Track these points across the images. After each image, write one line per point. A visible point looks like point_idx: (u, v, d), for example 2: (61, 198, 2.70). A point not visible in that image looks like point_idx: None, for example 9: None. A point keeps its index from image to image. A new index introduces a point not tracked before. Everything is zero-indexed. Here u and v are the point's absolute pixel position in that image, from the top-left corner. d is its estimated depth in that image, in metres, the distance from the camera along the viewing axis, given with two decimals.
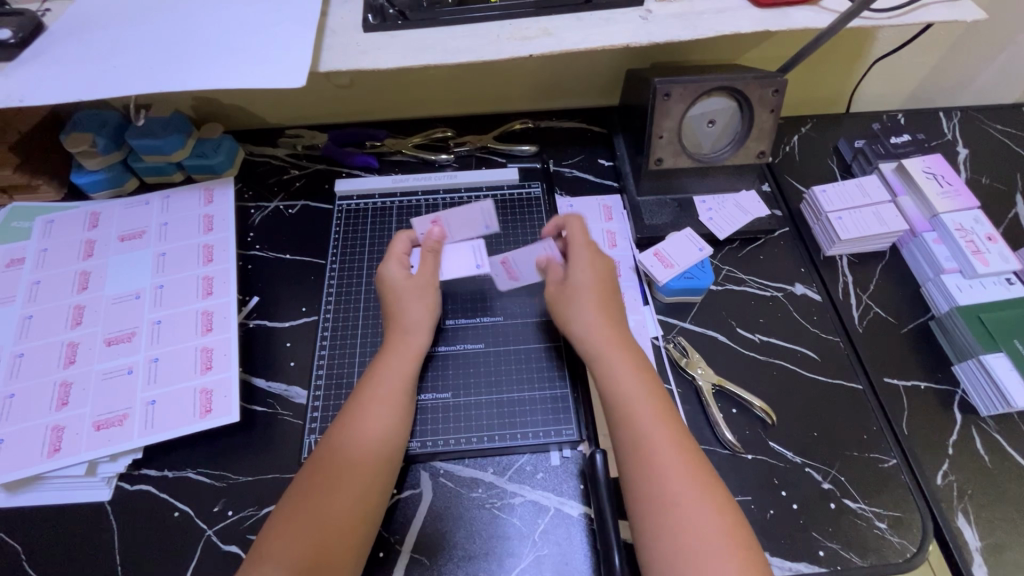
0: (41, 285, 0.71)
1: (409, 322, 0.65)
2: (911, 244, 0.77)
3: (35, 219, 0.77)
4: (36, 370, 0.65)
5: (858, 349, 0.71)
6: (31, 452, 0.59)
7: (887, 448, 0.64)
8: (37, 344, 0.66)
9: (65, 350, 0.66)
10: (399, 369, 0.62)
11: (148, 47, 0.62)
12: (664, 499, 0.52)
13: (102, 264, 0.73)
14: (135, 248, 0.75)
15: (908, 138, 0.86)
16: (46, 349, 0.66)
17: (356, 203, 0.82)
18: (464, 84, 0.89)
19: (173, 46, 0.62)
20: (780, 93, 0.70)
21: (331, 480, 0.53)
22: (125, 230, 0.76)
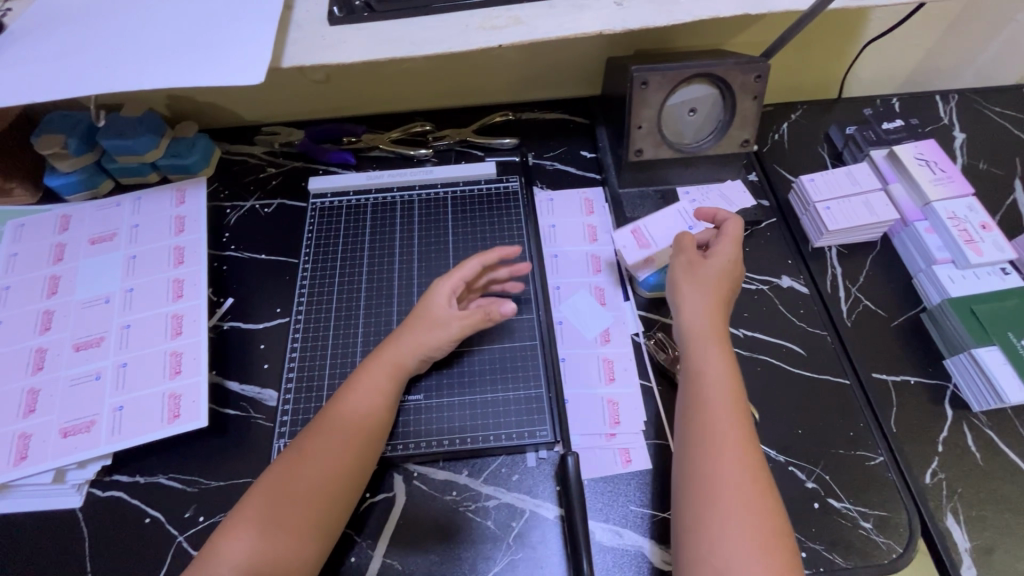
0: (11, 290, 0.71)
1: (402, 342, 0.62)
2: (903, 234, 0.74)
3: (7, 223, 0.77)
4: (4, 377, 0.64)
5: (846, 343, 0.69)
6: None
7: (875, 446, 0.62)
8: (5, 350, 0.66)
9: (34, 356, 0.65)
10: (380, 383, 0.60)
11: (106, 44, 0.60)
12: (711, 463, 0.51)
13: (73, 268, 0.72)
14: (106, 251, 0.74)
15: (901, 123, 0.83)
16: (14, 355, 0.66)
17: (331, 201, 0.81)
18: (443, 76, 0.87)
19: (132, 43, 0.60)
20: (762, 79, 0.68)
21: (302, 475, 0.54)
22: (96, 233, 0.75)
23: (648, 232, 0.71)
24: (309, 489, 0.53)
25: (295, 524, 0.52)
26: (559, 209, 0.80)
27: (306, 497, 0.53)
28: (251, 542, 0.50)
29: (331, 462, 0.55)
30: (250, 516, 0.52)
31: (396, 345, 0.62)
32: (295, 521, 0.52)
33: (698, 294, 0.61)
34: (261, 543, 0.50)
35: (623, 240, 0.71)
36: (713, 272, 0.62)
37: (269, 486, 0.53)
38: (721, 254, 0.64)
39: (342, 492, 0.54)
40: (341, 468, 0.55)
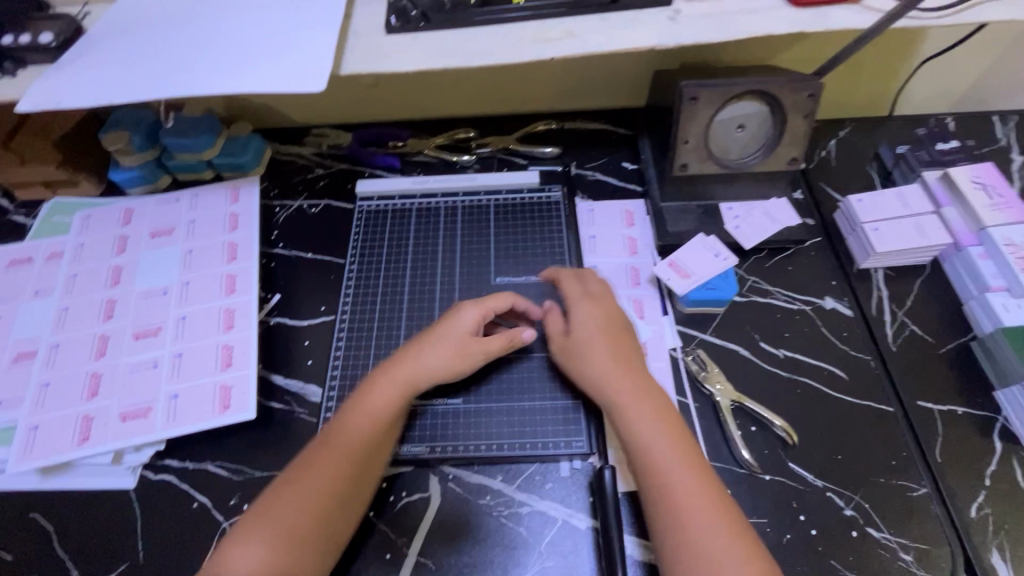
0: (77, 278, 0.75)
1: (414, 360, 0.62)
2: (955, 258, 0.72)
3: (74, 214, 0.81)
4: (70, 361, 0.68)
5: (890, 368, 0.68)
6: (63, 440, 0.63)
7: (918, 476, 0.61)
8: (71, 335, 0.70)
9: (97, 342, 0.69)
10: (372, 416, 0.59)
11: (178, 49, 0.63)
12: (676, 529, 0.51)
13: (134, 259, 0.76)
14: (165, 244, 0.77)
15: (956, 144, 0.80)
16: (80, 340, 0.69)
17: (377, 204, 0.83)
18: (489, 85, 0.88)
19: (202, 48, 0.63)
20: (815, 97, 0.67)
21: (295, 498, 0.54)
22: (156, 227, 0.79)
23: (682, 261, 0.71)
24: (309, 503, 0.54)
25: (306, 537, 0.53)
26: (600, 221, 0.80)
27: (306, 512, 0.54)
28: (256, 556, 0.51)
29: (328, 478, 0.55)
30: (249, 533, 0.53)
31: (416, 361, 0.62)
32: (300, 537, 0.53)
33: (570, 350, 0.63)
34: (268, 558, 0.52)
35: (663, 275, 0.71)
36: (585, 334, 0.63)
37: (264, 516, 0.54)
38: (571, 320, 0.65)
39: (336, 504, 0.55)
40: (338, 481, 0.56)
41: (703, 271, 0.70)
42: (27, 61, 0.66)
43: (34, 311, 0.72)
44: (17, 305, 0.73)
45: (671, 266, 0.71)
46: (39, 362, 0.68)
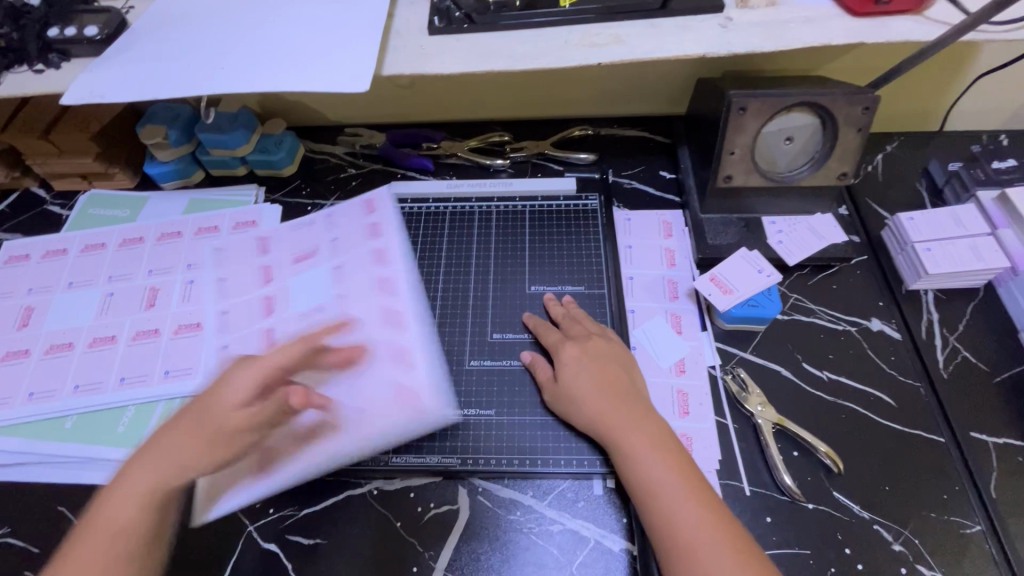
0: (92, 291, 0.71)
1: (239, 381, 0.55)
2: (1010, 283, 0.69)
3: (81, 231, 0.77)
4: (102, 371, 0.64)
5: (941, 396, 0.65)
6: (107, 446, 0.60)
7: (971, 512, 0.58)
8: (99, 345, 0.66)
9: (128, 348, 0.66)
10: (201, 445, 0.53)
11: (221, 45, 0.63)
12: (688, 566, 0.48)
13: (148, 266, 0.72)
14: (179, 248, 0.74)
15: (1012, 163, 0.77)
16: (107, 353, 0.66)
17: (409, 206, 0.82)
18: (526, 88, 0.87)
19: (244, 45, 0.62)
20: (870, 110, 0.65)
21: (145, 475, 0.51)
22: (166, 232, 0.76)
23: (724, 276, 0.69)
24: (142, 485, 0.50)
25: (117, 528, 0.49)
26: (636, 230, 0.78)
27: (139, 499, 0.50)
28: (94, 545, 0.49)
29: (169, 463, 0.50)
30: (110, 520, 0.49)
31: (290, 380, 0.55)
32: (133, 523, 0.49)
33: (576, 376, 0.61)
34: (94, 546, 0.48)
35: (704, 288, 0.68)
36: (585, 364, 0.61)
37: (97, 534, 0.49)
38: (573, 352, 0.62)
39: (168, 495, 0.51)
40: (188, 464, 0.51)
41: (748, 286, 0.67)
42: (71, 53, 0.66)
43: (70, 302, 0.70)
44: (51, 295, 0.70)
45: (713, 281, 0.68)
46: (77, 353, 0.66)
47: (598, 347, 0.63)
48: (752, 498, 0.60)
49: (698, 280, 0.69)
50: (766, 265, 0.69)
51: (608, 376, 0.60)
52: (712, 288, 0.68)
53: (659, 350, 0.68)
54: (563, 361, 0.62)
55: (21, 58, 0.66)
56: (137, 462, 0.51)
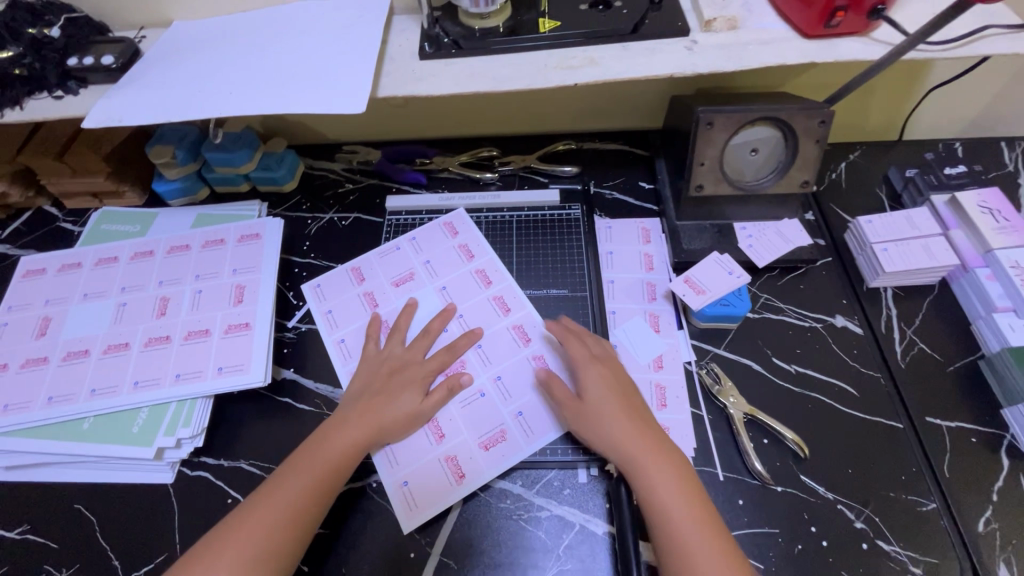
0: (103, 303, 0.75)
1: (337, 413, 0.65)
2: (963, 280, 0.74)
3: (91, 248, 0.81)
4: (113, 378, 0.68)
5: (900, 385, 0.70)
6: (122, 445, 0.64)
7: (927, 491, 0.62)
8: (111, 354, 0.70)
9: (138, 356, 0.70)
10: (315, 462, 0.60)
11: (229, 71, 0.68)
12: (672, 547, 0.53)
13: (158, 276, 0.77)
14: (185, 259, 0.78)
15: (963, 169, 0.83)
16: (120, 360, 0.70)
17: (404, 218, 0.87)
18: (513, 106, 0.93)
19: (250, 71, 0.68)
20: (826, 123, 0.70)
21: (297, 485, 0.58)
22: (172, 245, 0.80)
23: (697, 278, 0.74)
24: (286, 504, 0.57)
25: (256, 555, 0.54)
26: (617, 237, 0.83)
27: (285, 520, 0.56)
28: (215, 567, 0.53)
29: (309, 489, 0.58)
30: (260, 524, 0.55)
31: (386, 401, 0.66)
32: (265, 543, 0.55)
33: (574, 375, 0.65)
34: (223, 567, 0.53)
35: (679, 290, 0.73)
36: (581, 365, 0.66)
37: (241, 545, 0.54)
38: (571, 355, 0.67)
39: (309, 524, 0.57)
40: (327, 478, 0.60)
41: (719, 287, 0.72)
42: (88, 80, 0.72)
43: (86, 313, 0.74)
44: (68, 306, 0.75)
45: (687, 282, 0.74)
46: (93, 360, 0.70)
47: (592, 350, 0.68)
48: (725, 482, 0.64)
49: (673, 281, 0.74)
50: (737, 268, 0.75)
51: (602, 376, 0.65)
52: (686, 289, 0.73)
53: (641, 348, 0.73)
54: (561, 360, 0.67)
55: (41, 86, 0.72)
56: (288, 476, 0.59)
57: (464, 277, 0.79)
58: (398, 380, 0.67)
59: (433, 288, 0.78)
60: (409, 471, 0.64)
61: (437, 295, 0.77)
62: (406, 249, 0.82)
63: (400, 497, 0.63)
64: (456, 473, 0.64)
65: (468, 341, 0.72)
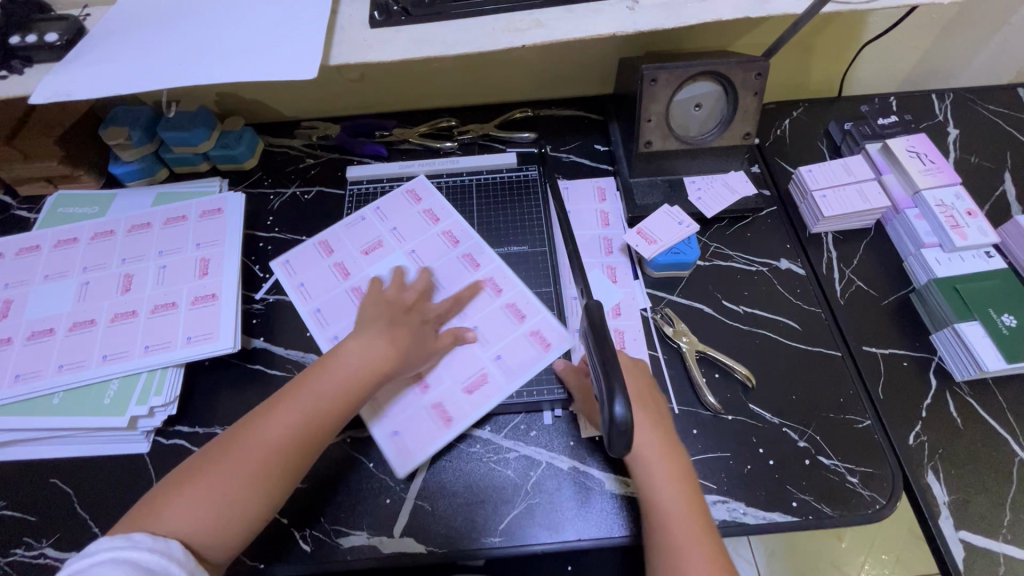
0: (64, 284, 0.75)
1: (346, 345, 0.61)
2: (894, 221, 0.79)
3: (48, 230, 0.80)
4: (81, 353, 0.69)
5: (839, 319, 0.75)
6: (94, 418, 0.65)
7: (863, 410, 0.68)
8: (78, 331, 0.71)
9: (104, 331, 0.70)
10: (326, 395, 0.58)
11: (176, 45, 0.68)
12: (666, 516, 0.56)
13: (118, 255, 0.77)
14: (144, 237, 0.78)
15: (895, 119, 0.88)
16: (86, 336, 0.70)
17: (365, 187, 0.89)
18: (468, 75, 0.94)
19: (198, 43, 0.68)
20: (763, 76, 0.74)
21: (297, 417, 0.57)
22: (132, 223, 0.80)
23: (649, 229, 0.78)
24: (279, 438, 0.56)
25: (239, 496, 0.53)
26: (574, 197, 0.87)
27: (274, 458, 0.55)
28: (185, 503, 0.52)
29: (303, 430, 0.57)
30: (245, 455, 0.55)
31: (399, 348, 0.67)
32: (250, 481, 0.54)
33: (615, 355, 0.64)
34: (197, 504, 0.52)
35: (632, 241, 0.77)
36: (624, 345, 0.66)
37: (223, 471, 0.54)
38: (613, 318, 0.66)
39: (282, 484, 0.55)
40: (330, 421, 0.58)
41: (670, 237, 0.77)
42: (33, 58, 0.71)
43: (47, 293, 0.74)
44: (29, 287, 0.75)
45: (640, 233, 0.77)
46: (59, 338, 0.70)
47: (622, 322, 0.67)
48: (681, 415, 0.68)
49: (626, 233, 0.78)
50: (686, 218, 0.79)
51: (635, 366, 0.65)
52: (639, 239, 0.77)
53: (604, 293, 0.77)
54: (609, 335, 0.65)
55: None
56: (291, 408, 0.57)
57: (432, 241, 0.81)
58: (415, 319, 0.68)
59: (405, 251, 0.80)
60: (389, 400, 0.68)
61: (406, 258, 0.79)
62: (376, 215, 0.84)
63: (377, 420, 0.67)
64: (440, 407, 0.67)
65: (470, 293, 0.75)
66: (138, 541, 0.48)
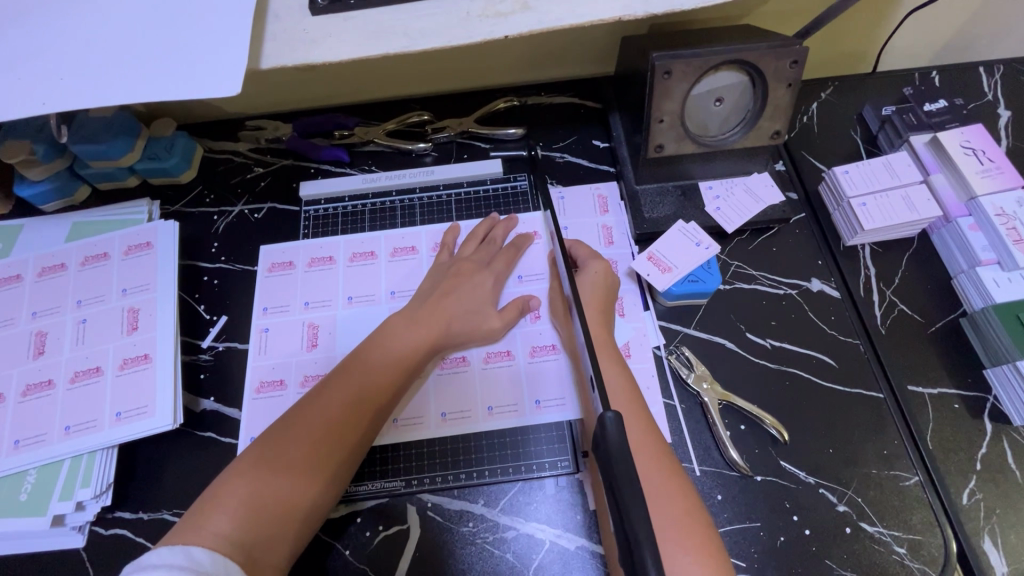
0: None
1: (394, 321, 0.60)
2: (943, 231, 0.68)
3: None
4: None
5: (879, 352, 0.65)
6: (12, 516, 0.56)
7: (909, 465, 0.59)
8: None
9: (18, 406, 0.60)
10: (387, 360, 0.57)
11: (42, 34, 0.51)
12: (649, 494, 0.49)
13: (30, 308, 0.65)
14: (60, 284, 0.67)
15: (943, 104, 0.75)
16: None
17: (324, 207, 0.75)
18: (440, 60, 0.79)
19: (76, 33, 0.51)
20: (799, 63, 0.61)
21: (356, 384, 0.55)
22: (43, 265, 0.68)
23: (662, 253, 0.66)
24: (343, 404, 0.53)
25: (309, 471, 0.50)
26: (571, 209, 0.74)
27: (338, 422, 0.52)
28: (258, 491, 0.47)
29: (365, 394, 0.54)
30: (308, 425, 0.51)
31: (452, 299, 0.62)
32: (320, 465, 0.50)
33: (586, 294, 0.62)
34: (270, 492, 0.48)
35: (643, 269, 0.66)
36: (588, 284, 0.63)
37: (287, 440, 0.50)
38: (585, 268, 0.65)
39: (354, 451, 0.53)
40: (393, 383, 0.56)
41: (686, 263, 0.66)
42: None
43: None
44: None
45: (651, 258, 0.66)
46: None
47: (599, 273, 0.64)
48: (703, 477, 0.59)
49: (635, 258, 0.66)
50: (705, 237, 0.67)
51: (598, 315, 0.61)
52: (652, 267, 0.65)
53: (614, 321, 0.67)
54: (584, 277, 0.64)
55: None
56: (347, 376, 0.55)
57: (420, 265, 0.70)
58: (468, 281, 0.64)
59: (386, 302, 0.68)
60: (483, 396, 0.63)
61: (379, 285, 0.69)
62: (332, 263, 0.71)
63: (502, 418, 0.62)
64: (535, 351, 0.65)
65: (505, 228, 0.70)
66: (197, 562, 0.41)
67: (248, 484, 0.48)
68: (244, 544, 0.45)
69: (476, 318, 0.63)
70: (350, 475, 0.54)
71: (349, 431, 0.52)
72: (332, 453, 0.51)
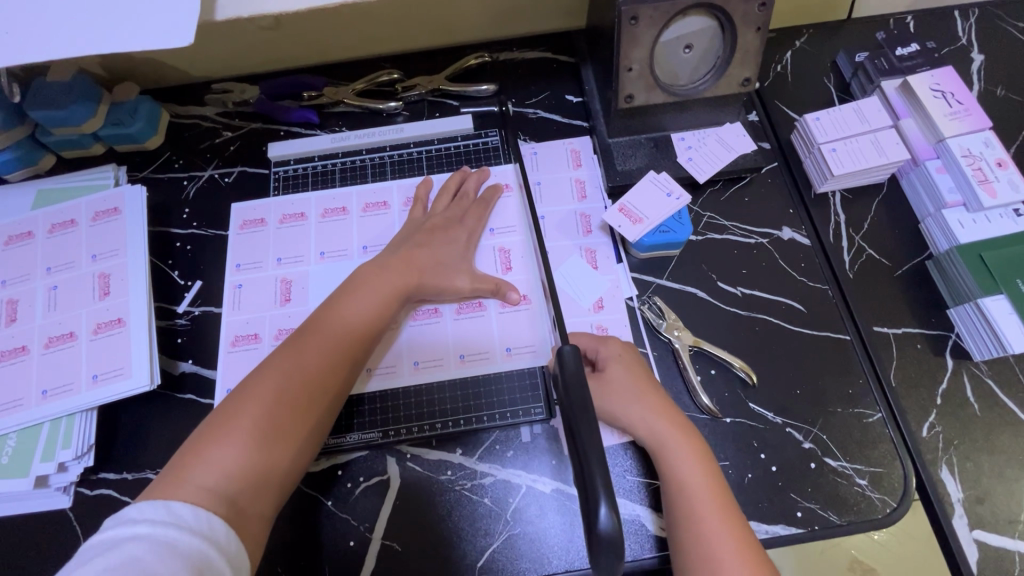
0: None
1: (363, 276, 0.59)
2: (912, 174, 0.69)
3: None
4: None
5: (847, 296, 0.66)
6: None
7: (873, 402, 0.61)
8: None
9: None
10: (358, 316, 0.57)
11: None
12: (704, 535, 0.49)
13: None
14: (27, 252, 0.66)
15: (916, 48, 0.75)
16: None
17: (293, 168, 0.74)
18: (406, 14, 0.77)
19: None
20: (766, 6, 0.60)
21: (327, 341, 0.54)
22: (9, 236, 0.67)
23: (633, 205, 0.67)
24: (317, 361, 0.53)
25: (288, 429, 0.50)
26: (544, 164, 0.74)
27: (313, 379, 0.52)
28: (236, 453, 0.47)
29: (338, 350, 0.54)
30: (283, 384, 0.51)
31: (422, 253, 0.62)
32: (298, 422, 0.51)
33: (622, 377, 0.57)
34: (249, 453, 0.48)
35: (614, 221, 0.66)
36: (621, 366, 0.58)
37: (264, 399, 0.50)
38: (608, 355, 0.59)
39: (329, 406, 0.54)
40: (365, 339, 0.56)
41: (657, 214, 0.66)
42: None
43: None
44: None
45: (622, 210, 0.66)
46: None
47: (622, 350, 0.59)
48: None
49: (606, 211, 0.67)
50: (675, 188, 0.68)
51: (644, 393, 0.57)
52: (622, 219, 0.66)
53: (584, 269, 0.67)
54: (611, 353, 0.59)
55: None
56: (318, 333, 0.55)
57: (392, 221, 0.70)
58: (442, 235, 0.65)
59: (358, 256, 0.68)
60: (455, 346, 0.64)
61: (350, 240, 0.69)
62: (304, 220, 0.70)
63: (475, 365, 0.63)
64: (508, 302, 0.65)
65: (476, 180, 0.70)
66: (181, 519, 0.42)
67: (228, 443, 0.48)
68: (230, 497, 0.46)
69: (450, 271, 0.63)
70: (327, 431, 0.55)
71: (325, 387, 0.53)
72: (309, 410, 0.52)
